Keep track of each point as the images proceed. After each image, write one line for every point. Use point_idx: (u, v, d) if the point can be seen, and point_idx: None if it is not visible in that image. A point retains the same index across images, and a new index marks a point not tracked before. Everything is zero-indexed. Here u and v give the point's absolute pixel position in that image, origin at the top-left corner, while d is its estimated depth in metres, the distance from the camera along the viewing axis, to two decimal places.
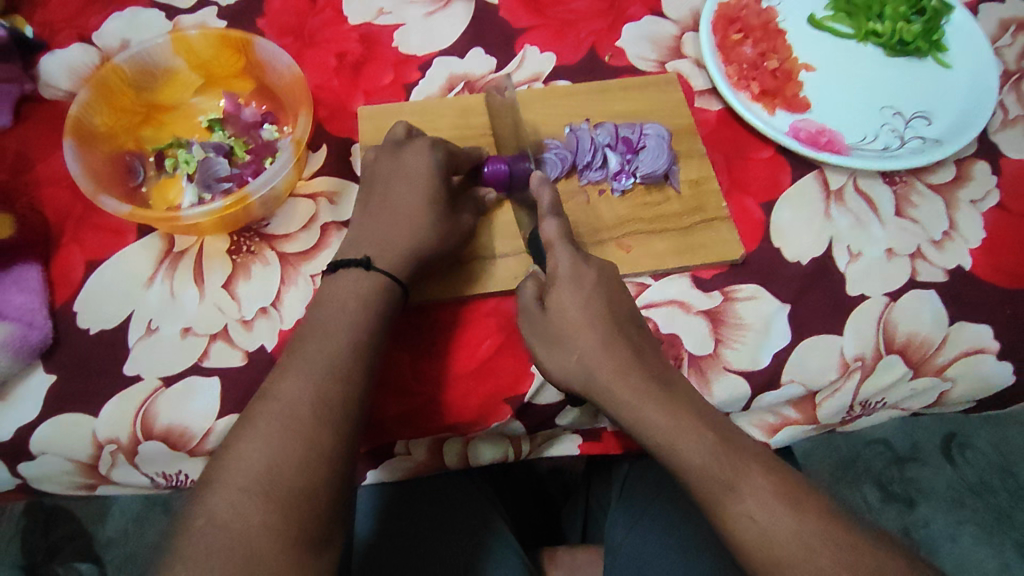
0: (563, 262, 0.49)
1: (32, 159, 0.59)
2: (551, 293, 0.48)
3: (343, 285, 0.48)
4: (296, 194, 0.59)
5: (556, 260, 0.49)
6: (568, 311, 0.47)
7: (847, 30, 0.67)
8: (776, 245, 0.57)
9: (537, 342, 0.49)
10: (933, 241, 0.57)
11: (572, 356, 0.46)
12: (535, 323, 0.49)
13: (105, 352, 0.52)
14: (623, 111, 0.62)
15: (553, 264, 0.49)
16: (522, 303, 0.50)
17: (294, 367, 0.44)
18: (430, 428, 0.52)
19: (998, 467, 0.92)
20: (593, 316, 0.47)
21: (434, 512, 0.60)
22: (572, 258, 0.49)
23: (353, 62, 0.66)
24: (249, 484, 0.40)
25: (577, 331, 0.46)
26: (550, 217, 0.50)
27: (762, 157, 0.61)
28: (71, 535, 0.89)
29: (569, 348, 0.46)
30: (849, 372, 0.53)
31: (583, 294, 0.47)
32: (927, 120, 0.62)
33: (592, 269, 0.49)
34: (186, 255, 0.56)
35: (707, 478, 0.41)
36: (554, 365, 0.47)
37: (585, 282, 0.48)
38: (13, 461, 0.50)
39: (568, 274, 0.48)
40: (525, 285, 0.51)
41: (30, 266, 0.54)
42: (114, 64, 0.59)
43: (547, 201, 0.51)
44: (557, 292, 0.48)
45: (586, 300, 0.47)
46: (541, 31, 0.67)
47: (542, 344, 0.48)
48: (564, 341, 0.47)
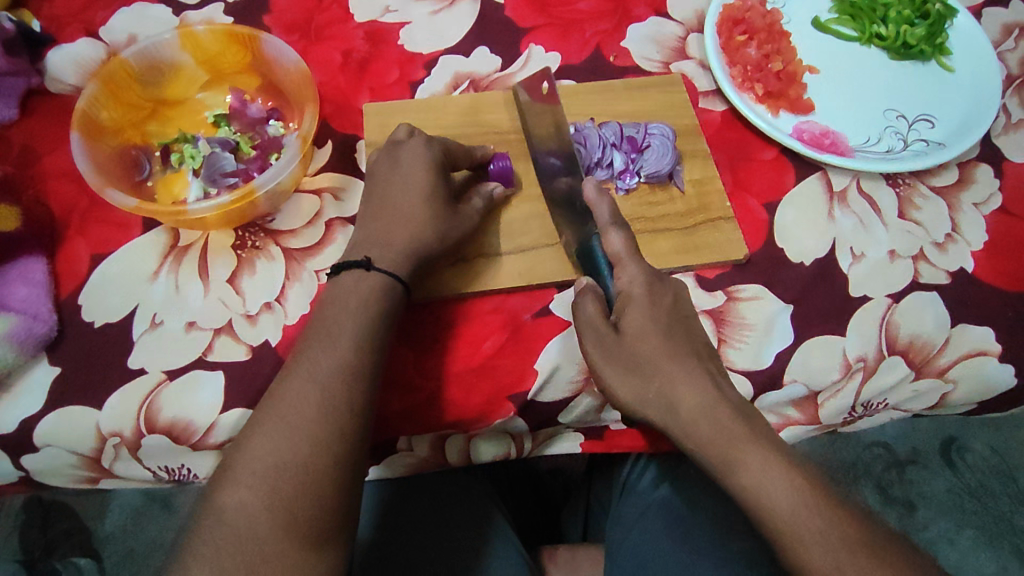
0: (638, 282, 0.48)
1: (38, 152, 0.60)
2: (626, 313, 0.47)
3: (346, 284, 0.49)
4: (301, 190, 0.60)
5: (628, 278, 0.49)
6: (647, 333, 0.46)
7: (851, 32, 0.68)
8: (780, 246, 0.57)
9: (609, 363, 0.47)
10: (936, 243, 0.57)
11: (650, 380, 0.45)
12: (607, 346, 0.47)
13: (110, 345, 0.53)
14: (628, 111, 0.63)
15: (626, 282, 0.49)
16: (587, 321, 0.48)
17: (301, 367, 0.44)
18: (433, 424, 0.52)
19: (1000, 472, 0.93)
20: (672, 337, 0.46)
21: (434, 508, 0.61)
22: (646, 277, 0.49)
23: (359, 59, 0.66)
24: (257, 482, 0.40)
25: (660, 355, 0.45)
26: (616, 230, 0.50)
27: (766, 158, 0.62)
28: (70, 531, 0.89)
29: (648, 374, 0.45)
30: (851, 372, 0.53)
31: (661, 314, 0.47)
32: (930, 123, 0.63)
33: (667, 291, 0.49)
34: (191, 250, 0.57)
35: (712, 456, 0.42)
36: (628, 391, 0.46)
37: (663, 304, 0.48)
38: (17, 452, 0.50)
39: (645, 296, 0.48)
40: (586, 301, 0.49)
41: (35, 259, 0.54)
42: (121, 58, 0.59)
43: (606, 213, 0.51)
44: (637, 313, 0.47)
45: (665, 323, 0.47)
46: (546, 31, 0.67)
47: (615, 365, 0.46)
48: (643, 366, 0.45)
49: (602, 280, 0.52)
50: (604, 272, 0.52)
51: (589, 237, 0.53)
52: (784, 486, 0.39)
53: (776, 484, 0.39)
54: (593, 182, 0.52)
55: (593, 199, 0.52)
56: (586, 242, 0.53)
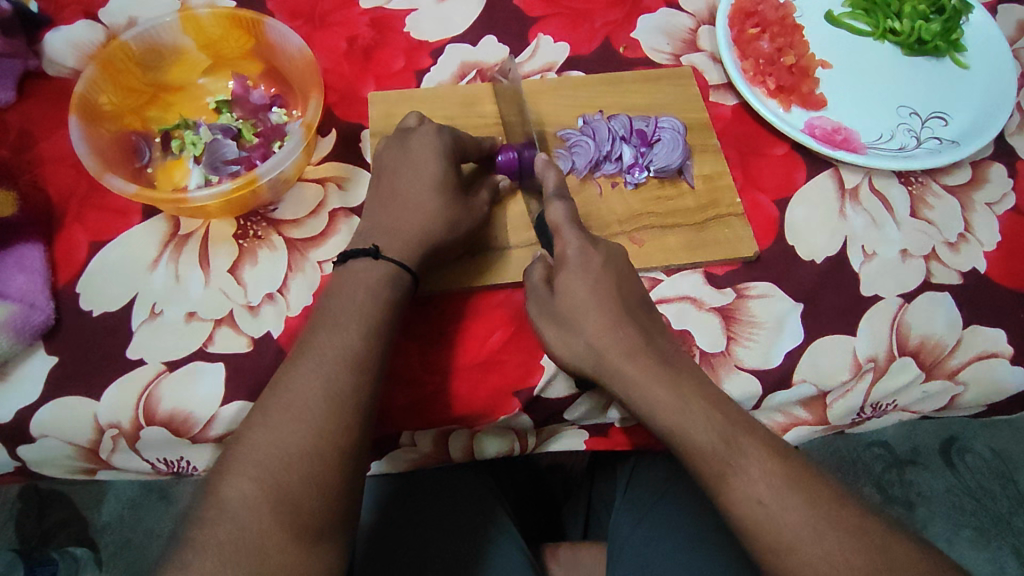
0: (571, 246, 0.47)
1: (34, 136, 0.58)
2: (559, 277, 0.47)
3: (353, 273, 0.48)
4: (305, 179, 0.58)
5: (564, 244, 0.48)
6: (577, 295, 0.46)
7: (864, 27, 0.67)
8: (790, 243, 0.57)
9: (546, 322, 0.48)
10: (948, 242, 0.56)
11: (580, 336, 0.45)
12: (543, 305, 0.48)
13: (109, 335, 0.52)
14: (637, 103, 0.62)
15: (560, 247, 0.48)
16: (531, 285, 0.50)
17: (306, 358, 0.43)
18: (437, 420, 0.52)
19: (999, 474, 0.92)
20: (603, 297, 0.46)
21: (437, 505, 0.60)
22: (581, 240, 0.48)
23: (364, 47, 0.64)
24: (261, 474, 0.39)
25: (589, 314, 0.45)
26: (556, 201, 0.49)
27: (777, 154, 0.61)
28: (66, 521, 0.88)
29: (577, 331, 0.46)
30: (861, 372, 0.52)
31: (592, 274, 0.46)
32: (944, 120, 0.62)
33: (599, 253, 0.47)
34: (192, 238, 0.55)
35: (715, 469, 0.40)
36: (562, 347, 0.47)
37: (594, 265, 0.47)
38: (13, 443, 0.49)
39: (576, 259, 0.47)
40: (534, 269, 0.51)
41: (32, 246, 0.53)
42: (121, 41, 0.58)
43: (552, 183, 0.50)
44: (566, 274, 0.47)
45: (597, 283, 0.46)
46: (555, 21, 0.66)
47: (550, 324, 0.47)
48: (572, 323, 0.46)
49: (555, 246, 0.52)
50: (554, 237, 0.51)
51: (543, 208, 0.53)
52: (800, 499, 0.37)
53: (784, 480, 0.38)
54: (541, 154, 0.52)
55: (540, 171, 0.51)
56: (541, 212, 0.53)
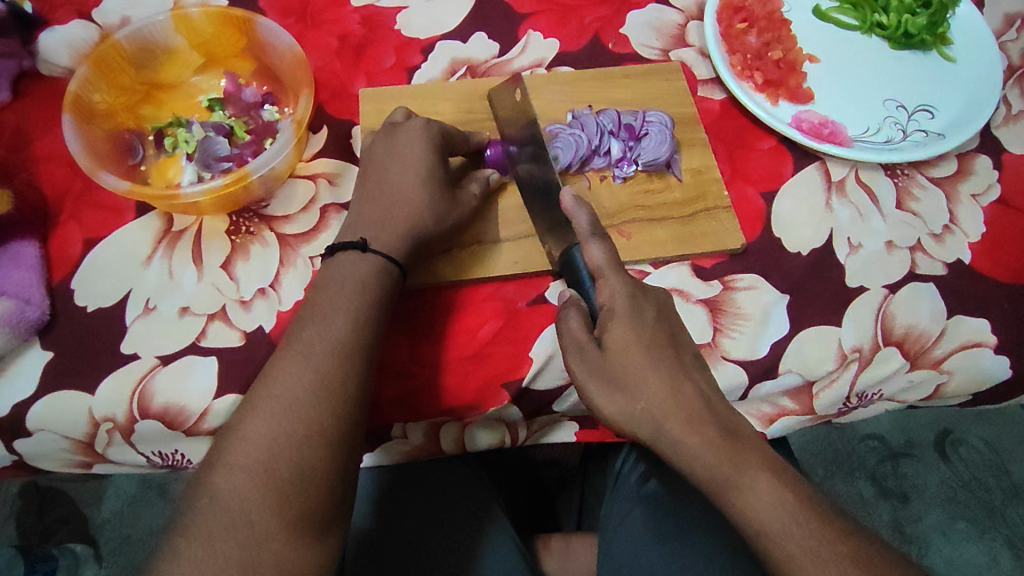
0: (620, 295, 0.46)
1: (30, 135, 0.59)
2: (610, 332, 0.45)
3: (342, 266, 0.48)
4: (296, 175, 0.59)
5: (611, 292, 0.47)
6: (632, 352, 0.44)
7: (851, 22, 0.67)
8: (777, 236, 0.57)
9: (595, 382, 0.45)
10: (933, 234, 0.57)
11: (636, 399, 0.43)
12: (592, 363, 0.46)
13: (103, 330, 0.52)
14: (626, 99, 0.62)
15: (608, 296, 0.47)
16: (574, 337, 0.47)
17: (294, 351, 0.44)
18: (427, 411, 0.52)
19: (992, 465, 0.93)
20: (655, 351, 0.45)
21: (429, 497, 0.61)
22: (628, 290, 0.47)
23: (356, 44, 0.65)
24: (250, 466, 0.40)
25: (647, 374, 0.44)
26: (595, 242, 0.48)
27: (764, 147, 0.61)
28: (66, 518, 0.89)
29: (635, 394, 0.44)
30: (846, 363, 0.53)
31: (644, 330, 0.45)
32: (930, 113, 0.62)
33: (650, 304, 0.47)
34: (185, 234, 0.56)
35: (702, 471, 0.41)
36: (615, 411, 0.45)
37: (645, 319, 0.46)
38: (10, 437, 0.49)
39: (627, 310, 0.46)
40: (571, 316, 0.48)
41: (27, 243, 0.53)
42: (114, 40, 0.58)
43: (586, 221, 0.49)
44: (620, 329, 0.45)
45: (650, 339, 0.45)
46: (544, 17, 0.67)
47: (602, 385, 0.45)
48: (628, 384, 0.44)
49: (584, 291, 0.50)
50: (586, 284, 0.50)
51: (571, 247, 0.51)
52: (768, 487, 0.39)
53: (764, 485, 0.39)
54: (569, 193, 0.50)
55: (570, 209, 0.49)
56: (567, 253, 0.51)
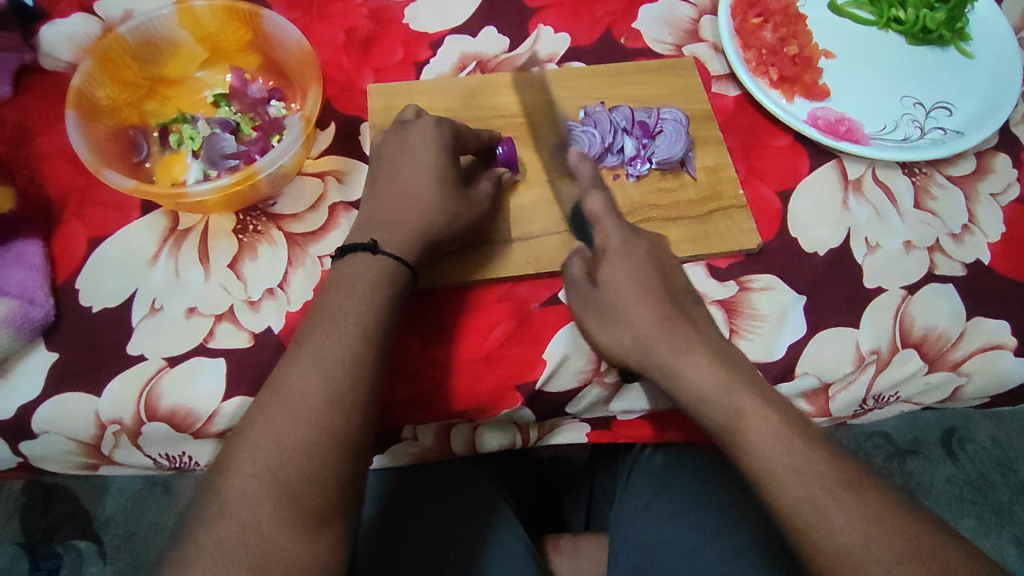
0: (613, 236, 0.48)
1: (32, 131, 0.58)
2: (602, 267, 0.47)
3: (352, 268, 0.47)
4: (303, 173, 0.58)
5: (605, 234, 0.48)
6: (620, 285, 0.46)
7: (868, 16, 0.66)
8: (793, 236, 0.56)
9: (591, 314, 0.48)
10: (952, 234, 0.56)
11: (625, 328, 0.45)
12: (589, 298, 0.49)
13: (109, 331, 0.51)
14: (639, 95, 0.61)
15: (602, 238, 0.48)
16: (574, 279, 0.50)
17: (305, 354, 0.43)
18: (438, 413, 0.52)
19: (1000, 463, 0.93)
20: (645, 289, 0.45)
21: (440, 494, 0.61)
22: (623, 231, 0.48)
23: (363, 38, 0.64)
24: (260, 472, 0.39)
25: (635, 307, 0.45)
26: (593, 191, 0.49)
27: (780, 145, 0.60)
28: (71, 513, 0.88)
29: (623, 324, 0.45)
30: (864, 365, 0.52)
31: (635, 266, 0.46)
32: (949, 110, 0.61)
33: (643, 242, 0.48)
34: (191, 233, 0.55)
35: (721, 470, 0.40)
36: (607, 338, 0.47)
37: (638, 255, 0.47)
38: (15, 440, 0.49)
39: (619, 249, 0.47)
40: (573, 262, 0.51)
41: (31, 241, 0.52)
42: (117, 35, 0.57)
43: (587, 174, 0.50)
44: (610, 266, 0.47)
45: (640, 273, 0.46)
46: (555, 11, 0.65)
47: (596, 317, 0.48)
48: (616, 315, 0.46)
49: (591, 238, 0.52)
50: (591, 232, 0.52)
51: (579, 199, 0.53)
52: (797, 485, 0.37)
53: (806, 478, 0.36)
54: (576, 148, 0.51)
55: (575, 163, 0.51)
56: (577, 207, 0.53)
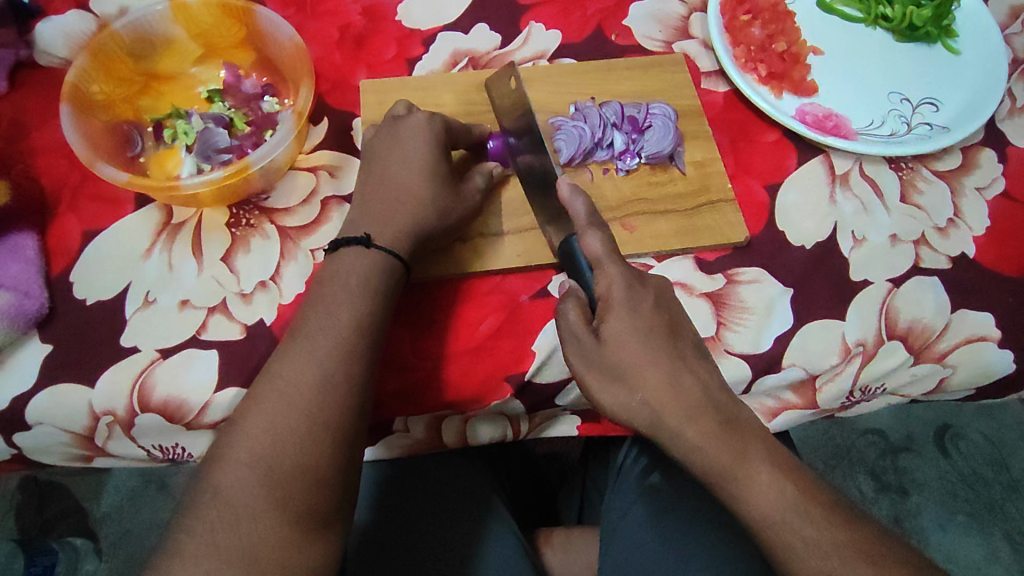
0: (618, 286, 0.46)
1: (27, 127, 0.58)
2: (605, 322, 0.45)
3: (346, 260, 0.48)
4: (296, 167, 0.59)
5: (610, 283, 0.46)
6: (627, 342, 0.44)
7: (856, 13, 0.66)
8: (781, 229, 0.57)
9: (592, 373, 0.46)
10: (938, 227, 0.57)
11: (634, 390, 0.44)
12: (589, 355, 0.46)
13: (103, 323, 0.52)
14: (629, 91, 0.62)
15: (606, 287, 0.46)
16: (570, 330, 0.47)
17: (299, 345, 0.44)
18: (429, 405, 0.52)
19: (992, 459, 0.93)
20: (653, 347, 0.44)
21: (432, 490, 0.61)
22: (626, 280, 0.46)
23: (356, 35, 0.64)
24: (254, 460, 0.40)
25: (642, 365, 0.44)
26: (593, 232, 0.47)
27: (768, 140, 0.61)
28: (66, 511, 0.89)
29: (633, 386, 0.44)
30: (850, 357, 0.52)
31: (640, 320, 0.45)
32: (935, 106, 0.62)
33: (648, 292, 0.46)
34: (185, 227, 0.56)
35: (704, 463, 0.41)
36: (613, 401, 0.45)
37: (643, 308, 0.46)
38: (8, 431, 0.49)
39: (624, 301, 0.45)
40: (568, 309, 0.48)
41: (25, 235, 0.53)
42: (112, 30, 0.58)
43: (582, 213, 0.48)
44: (616, 322, 0.45)
45: (646, 330, 0.45)
46: (547, 8, 0.66)
47: (599, 376, 0.46)
48: (625, 375, 0.44)
49: (584, 280, 0.49)
50: (585, 273, 0.49)
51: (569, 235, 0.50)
52: (770, 480, 0.39)
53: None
54: (567, 179, 0.48)
55: (568, 199, 0.48)
56: (566, 243, 0.50)
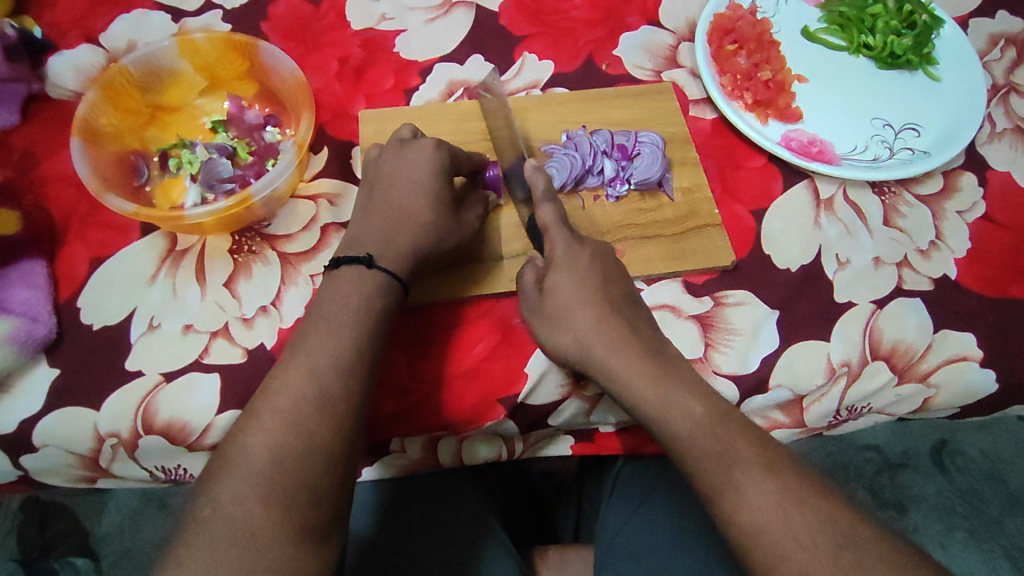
0: (560, 246, 0.51)
1: (38, 157, 0.61)
2: (549, 276, 0.51)
3: (347, 281, 0.50)
4: (297, 195, 0.61)
5: (553, 244, 0.52)
6: (565, 292, 0.50)
7: (839, 42, 0.69)
8: (766, 252, 0.59)
9: (538, 321, 0.52)
10: (920, 250, 0.58)
11: (570, 333, 0.49)
12: (533, 305, 0.52)
13: (109, 348, 0.54)
14: (619, 119, 0.64)
15: (550, 248, 0.52)
16: (523, 288, 0.53)
17: (297, 363, 0.45)
18: (425, 427, 0.53)
19: (989, 475, 0.94)
20: (593, 299, 0.49)
21: (426, 509, 0.62)
22: (568, 241, 0.52)
23: (355, 66, 0.67)
24: (252, 476, 0.41)
25: (577, 312, 0.49)
26: (546, 204, 0.52)
27: (754, 166, 0.63)
28: (67, 531, 0.90)
29: (567, 328, 0.49)
30: (835, 377, 0.54)
31: (579, 274, 0.50)
32: (917, 131, 0.64)
33: (586, 250, 0.52)
34: (188, 254, 0.58)
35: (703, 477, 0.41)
36: (555, 344, 0.50)
37: (582, 264, 0.51)
38: (15, 453, 0.50)
39: (564, 258, 0.51)
40: (527, 271, 0.54)
41: (35, 262, 0.55)
42: (121, 66, 0.60)
43: (540, 187, 0.52)
44: (560, 277, 0.50)
45: (585, 283, 0.50)
46: (539, 39, 0.68)
47: (541, 323, 0.51)
48: (561, 320, 0.50)
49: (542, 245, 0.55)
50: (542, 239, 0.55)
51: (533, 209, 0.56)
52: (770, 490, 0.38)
53: (780, 489, 0.38)
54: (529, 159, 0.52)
55: (529, 175, 0.52)
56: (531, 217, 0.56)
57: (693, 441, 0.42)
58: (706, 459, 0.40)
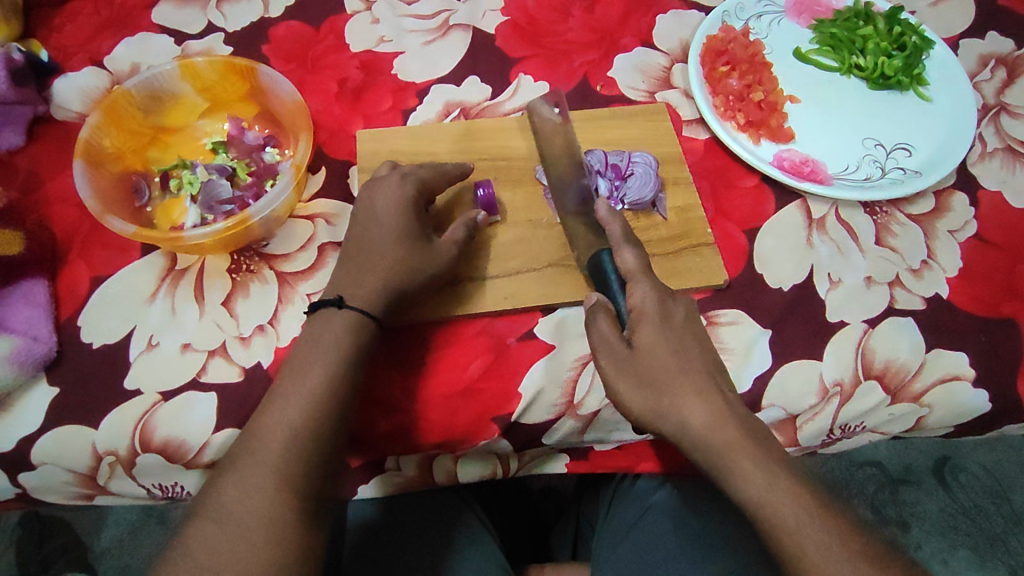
0: (651, 299, 0.49)
1: (42, 177, 0.62)
2: (638, 330, 0.48)
3: (322, 325, 0.50)
4: (295, 215, 0.61)
5: (640, 295, 0.49)
6: (658, 351, 0.47)
7: (830, 63, 0.70)
8: (759, 271, 0.59)
9: (622, 377, 0.47)
10: (912, 269, 0.59)
11: (663, 395, 0.46)
12: (619, 360, 0.48)
13: (109, 367, 0.54)
14: (613, 139, 0.65)
15: (639, 300, 0.49)
16: (604, 339, 0.49)
17: (273, 406, 0.46)
18: (419, 446, 0.54)
19: (993, 493, 0.93)
20: (686, 358, 0.47)
21: (418, 525, 0.62)
22: (657, 294, 0.49)
23: (354, 88, 0.68)
24: (222, 518, 0.42)
25: (672, 373, 0.46)
26: (629, 248, 0.51)
27: (746, 185, 0.63)
28: (66, 546, 0.90)
29: (662, 390, 0.46)
30: (828, 396, 0.54)
31: (672, 332, 0.48)
32: (908, 151, 0.64)
33: (678, 307, 0.50)
34: (188, 273, 0.58)
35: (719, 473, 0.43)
36: (642, 406, 0.46)
37: (674, 319, 0.48)
38: (15, 470, 0.51)
39: (656, 313, 0.48)
40: (600, 319, 0.49)
41: (37, 282, 0.56)
42: (123, 89, 0.62)
43: (618, 231, 0.52)
44: (649, 330, 0.47)
45: (677, 342, 0.47)
46: (534, 61, 0.70)
47: (631, 381, 0.47)
48: (658, 381, 0.46)
49: (613, 298, 0.52)
50: (615, 290, 0.52)
51: (599, 252, 0.53)
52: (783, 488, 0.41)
53: (790, 490, 0.41)
54: (605, 203, 0.53)
55: (605, 219, 0.53)
56: (595, 257, 0.54)
57: (708, 441, 0.44)
58: (720, 459, 0.43)
